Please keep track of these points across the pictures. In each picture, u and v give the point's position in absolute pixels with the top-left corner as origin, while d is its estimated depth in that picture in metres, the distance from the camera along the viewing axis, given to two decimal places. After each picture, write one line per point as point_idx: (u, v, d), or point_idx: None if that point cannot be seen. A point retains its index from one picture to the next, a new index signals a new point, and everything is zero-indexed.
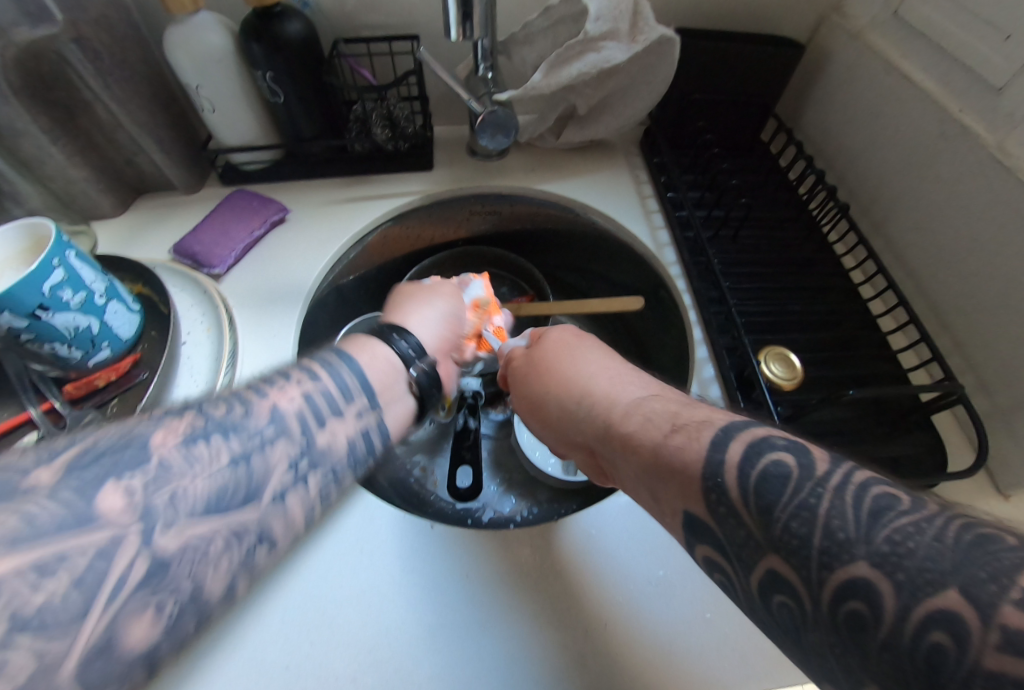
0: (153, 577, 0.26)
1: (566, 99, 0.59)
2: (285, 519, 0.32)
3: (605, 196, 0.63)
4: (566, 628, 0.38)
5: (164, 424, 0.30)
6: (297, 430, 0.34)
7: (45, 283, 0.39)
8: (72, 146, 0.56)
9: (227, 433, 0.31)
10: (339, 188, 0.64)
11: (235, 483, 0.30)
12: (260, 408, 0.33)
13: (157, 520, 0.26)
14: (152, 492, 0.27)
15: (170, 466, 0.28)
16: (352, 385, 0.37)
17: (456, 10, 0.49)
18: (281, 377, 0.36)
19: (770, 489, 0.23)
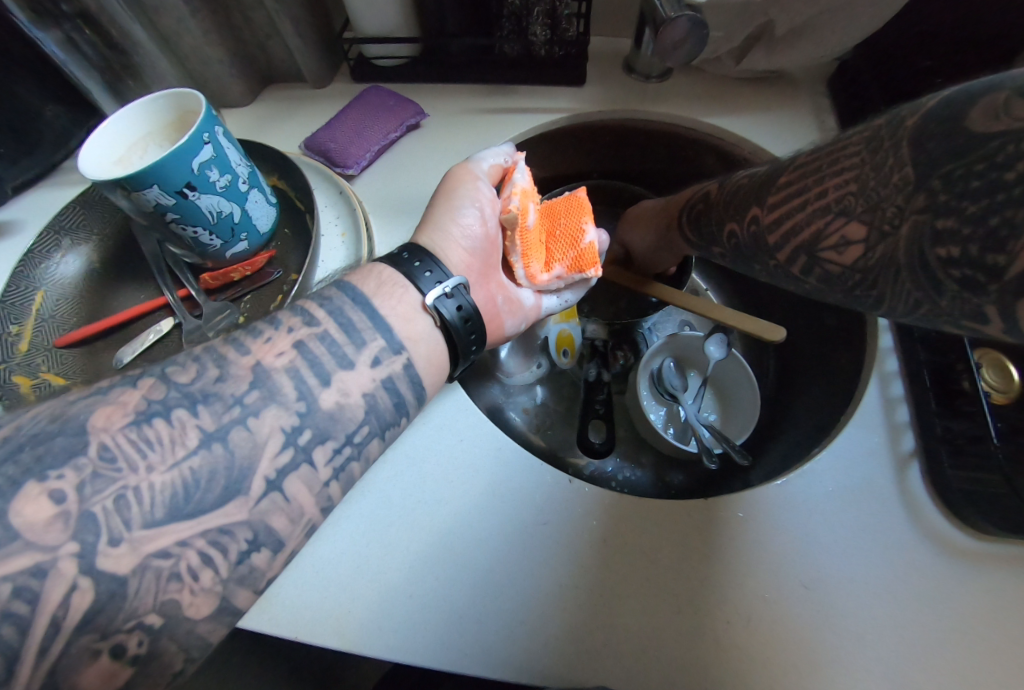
0: (103, 608, 0.24)
1: (766, 13, 0.49)
2: (288, 506, 0.30)
3: (784, 138, 0.54)
4: (702, 615, 0.35)
5: (110, 399, 0.28)
6: (288, 395, 0.31)
7: (195, 157, 0.36)
8: (209, 21, 0.52)
9: (190, 405, 0.29)
10: (477, 95, 0.57)
11: (212, 468, 0.28)
12: (239, 369, 0.31)
13: (102, 533, 0.25)
14: (95, 490, 0.25)
15: (116, 457, 0.26)
16: (359, 325, 0.35)
17: None
18: (269, 326, 0.33)
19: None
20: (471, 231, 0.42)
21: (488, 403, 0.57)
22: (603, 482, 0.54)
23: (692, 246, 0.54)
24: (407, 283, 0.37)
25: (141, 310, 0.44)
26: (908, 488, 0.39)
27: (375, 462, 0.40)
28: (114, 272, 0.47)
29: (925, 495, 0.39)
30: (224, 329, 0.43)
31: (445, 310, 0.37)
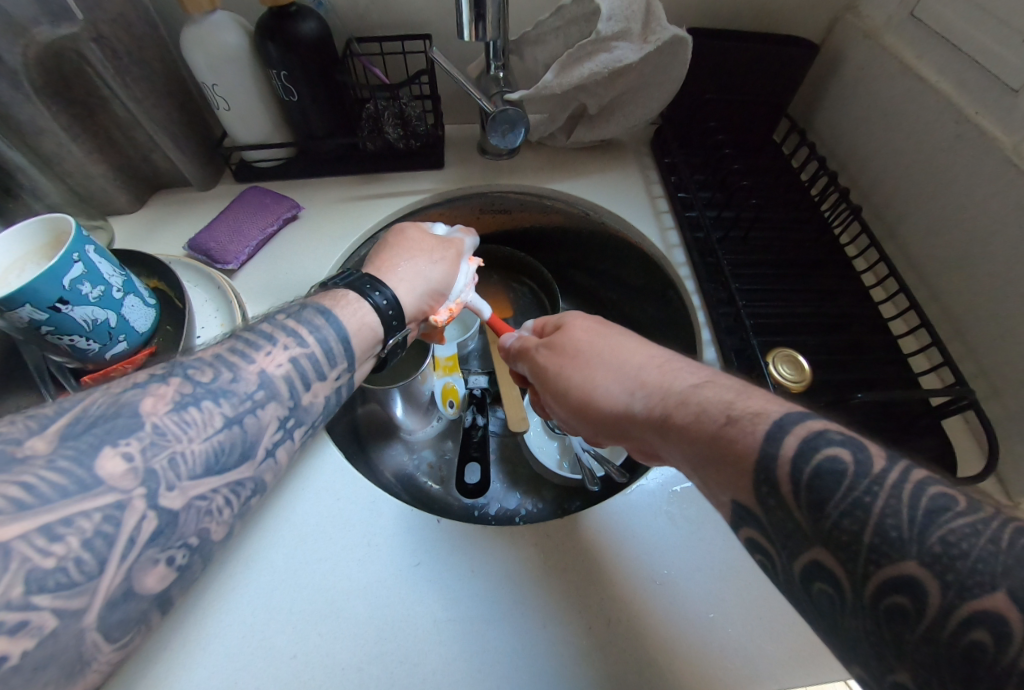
0: (163, 533, 0.29)
1: (577, 99, 0.59)
2: (275, 469, 0.36)
3: (615, 196, 0.63)
4: (568, 629, 0.38)
5: (151, 390, 0.31)
6: (285, 392, 0.36)
7: (65, 276, 0.40)
8: (91, 143, 0.57)
9: (215, 396, 0.33)
10: (348, 186, 0.65)
11: (231, 440, 0.33)
12: (247, 371, 0.35)
13: (160, 483, 0.29)
14: (151, 456, 0.29)
15: (165, 430, 0.30)
16: (335, 347, 0.39)
17: (469, 10, 0.49)
18: (266, 340, 0.37)
19: (824, 485, 0.24)
20: (433, 270, 0.48)
21: (392, 468, 0.61)
22: (506, 520, 0.58)
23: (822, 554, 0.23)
24: (362, 298, 0.42)
25: None
26: None
27: (258, 533, 0.42)
28: None
29: None
30: None
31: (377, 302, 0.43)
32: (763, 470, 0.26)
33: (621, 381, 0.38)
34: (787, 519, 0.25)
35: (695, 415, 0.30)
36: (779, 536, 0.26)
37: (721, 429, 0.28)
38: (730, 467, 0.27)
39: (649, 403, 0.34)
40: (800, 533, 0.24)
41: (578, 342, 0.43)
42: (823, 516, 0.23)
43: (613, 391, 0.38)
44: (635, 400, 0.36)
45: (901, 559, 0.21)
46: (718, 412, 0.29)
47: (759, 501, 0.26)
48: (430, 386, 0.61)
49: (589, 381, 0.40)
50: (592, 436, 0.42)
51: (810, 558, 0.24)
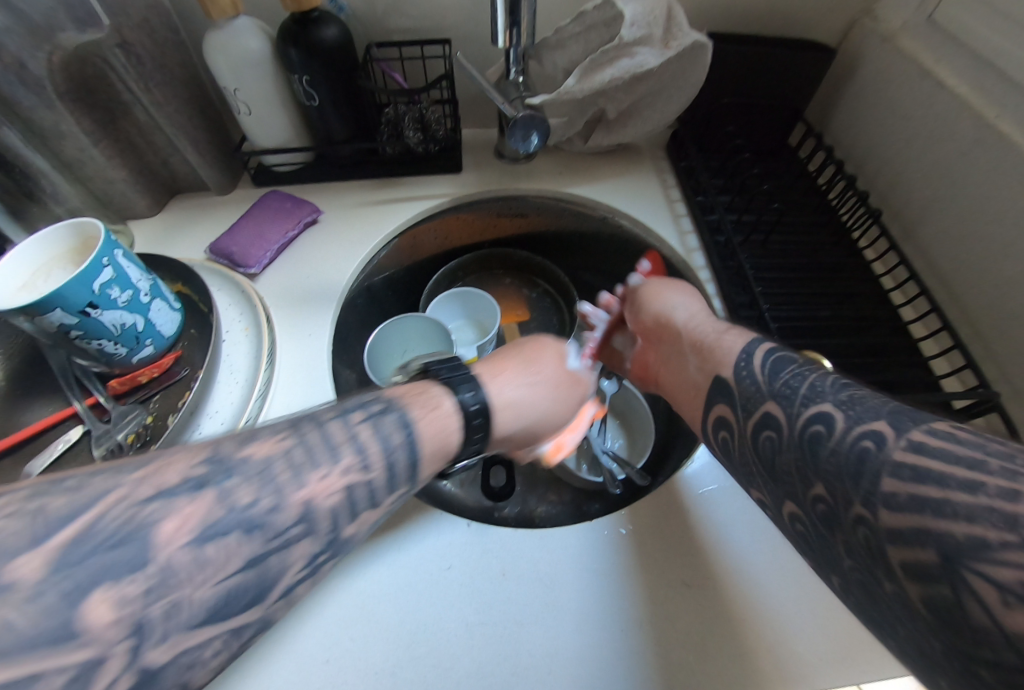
0: None
1: (596, 103, 0.59)
2: (289, 616, 0.28)
3: (633, 200, 0.64)
4: (601, 631, 0.38)
5: (176, 504, 0.24)
6: (327, 525, 0.29)
7: (96, 281, 0.40)
8: (111, 147, 0.57)
9: (248, 526, 0.26)
10: (367, 189, 0.65)
11: (248, 584, 0.25)
12: (294, 497, 0.28)
13: (150, 635, 0.22)
14: (151, 600, 0.22)
15: (176, 569, 0.23)
16: (400, 468, 0.32)
17: (505, 14, 0.49)
18: (326, 443, 0.30)
19: (779, 367, 0.38)
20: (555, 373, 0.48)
21: None
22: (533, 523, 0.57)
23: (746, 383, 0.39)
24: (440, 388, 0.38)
25: (48, 422, 0.45)
26: None
27: None
28: (20, 386, 0.49)
29: None
30: (132, 431, 0.45)
31: (464, 398, 0.38)
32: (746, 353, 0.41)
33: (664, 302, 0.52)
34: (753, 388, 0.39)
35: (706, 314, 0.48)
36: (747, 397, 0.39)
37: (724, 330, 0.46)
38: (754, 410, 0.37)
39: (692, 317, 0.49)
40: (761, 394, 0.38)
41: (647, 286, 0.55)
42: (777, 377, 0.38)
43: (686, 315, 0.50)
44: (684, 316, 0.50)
45: (823, 401, 0.34)
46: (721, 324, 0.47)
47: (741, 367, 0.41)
48: None
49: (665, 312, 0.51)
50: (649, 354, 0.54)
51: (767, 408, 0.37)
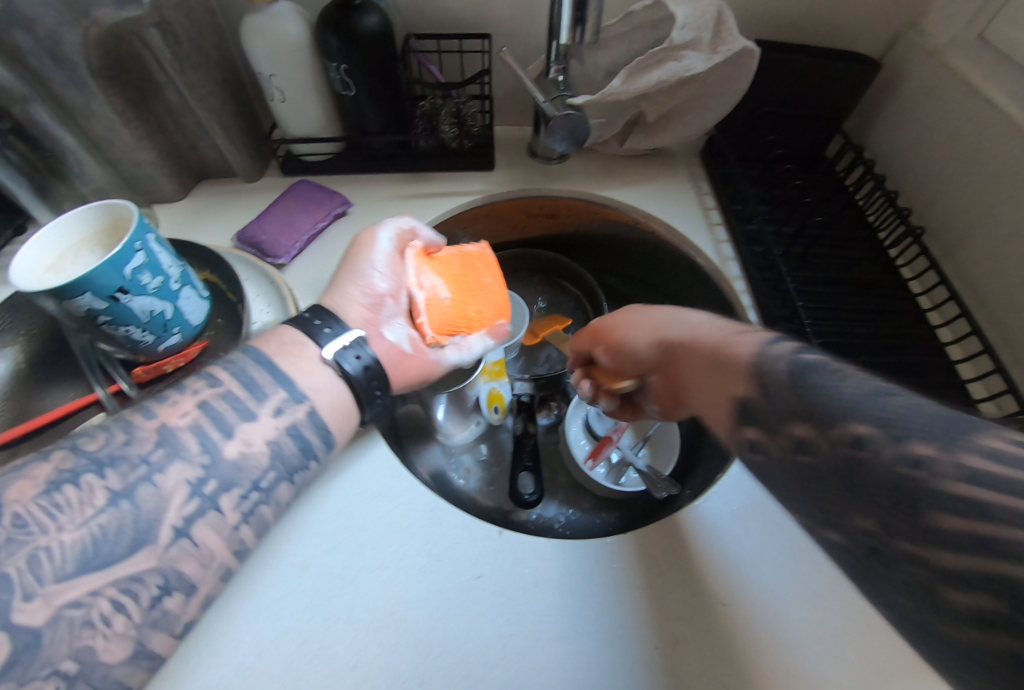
0: (19, 660, 0.25)
1: (637, 106, 0.58)
2: (198, 550, 0.31)
3: (669, 206, 0.62)
4: (636, 647, 0.37)
5: (24, 473, 0.29)
6: (195, 450, 0.32)
7: (127, 265, 0.39)
8: (141, 129, 0.56)
9: (98, 471, 0.30)
10: (398, 183, 0.64)
11: (121, 519, 0.29)
12: (145, 431, 0.32)
13: (15, 590, 0.25)
14: (7, 556, 0.26)
15: (31, 519, 0.27)
16: (261, 381, 0.36)
17: (570, 12, 0.49)
18: (177, 390, 0.35)
19: (819, 378, 0.27)
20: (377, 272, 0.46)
21: (429, 469, 0.60)
22: (548, 529, 0.56)
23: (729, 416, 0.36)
24: (331, 362, 0.39)
25: (69, 407, 0.44)
26: None
27: (312, 535, 0.41)
28: (41, 369, 0.47)
29: None
30: None
31: (347, 366, 0.39)
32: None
33: (671, 314, 0.42)
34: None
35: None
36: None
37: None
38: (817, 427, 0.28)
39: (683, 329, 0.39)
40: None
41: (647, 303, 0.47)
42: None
43: (671, 318, 0.41)
44: (676, 326, 0.40)
45: None
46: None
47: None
48: (476, 392, 0.58)
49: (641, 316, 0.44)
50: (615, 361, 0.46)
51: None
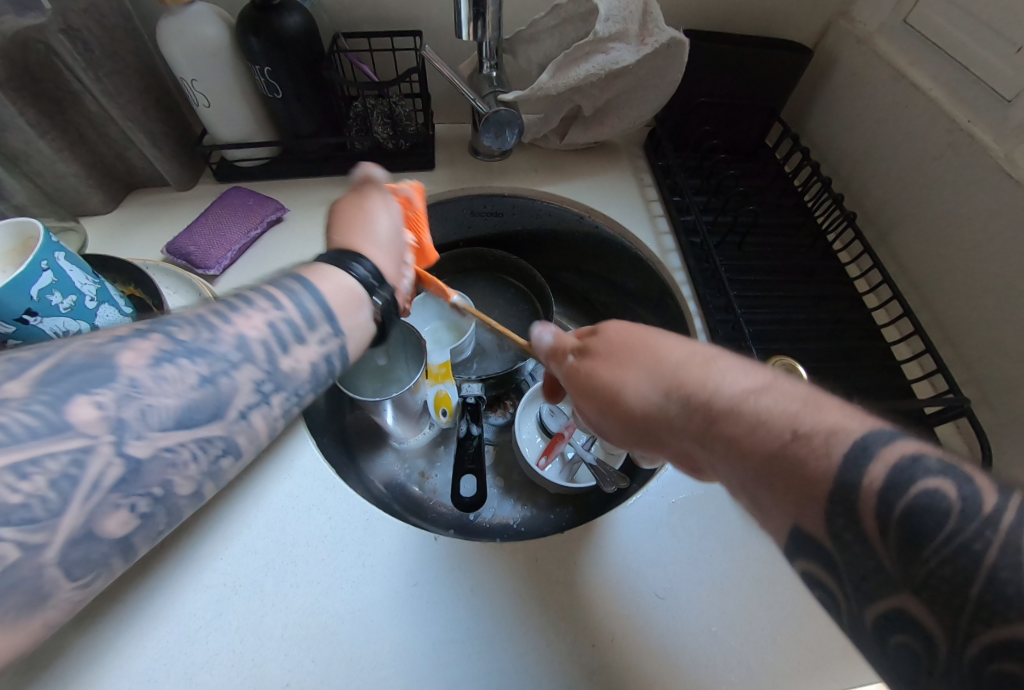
0: (127, 479, 0.25)
1: (571, 100, 0.58)
2: (251, 436, 0.31)
3: (610, 199, 0.62)
4: (575, 642, 0.37)
5: (129, 343, 0.27)
6: (263, 355, 0.31)
7: (33, 286, 0.37)
8: (60, 140, 0.54)
9: (194, 355, 0.28)
10: (336, 186, 0.63)
11: (203, 400, 0.28)
12: (226, 333, 0.30)
13: (127, 430, 0.25)
14: (122, 406, 0.25)
15: (140, 384, 0.26)
16: (315, 311, 0.34)
17: (468, 7, 0.48)
18: (244, 300, 0.32)
19: (921, 524, 0.20)
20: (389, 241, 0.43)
21: (383, 477, 0.59)
22: (500, 531, 0.56)
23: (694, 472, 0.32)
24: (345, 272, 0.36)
25: None
26: None
27: (243, 553, 0.40)
28: None
29: None
30: None
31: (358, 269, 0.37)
32: (839, 491, 0.23)
33: (653, 378, 0.32)
34: (867, 560, 0.22)
35: (751, 426, 0.26)
36: (852, 579, 0.22)
37: (783, 448, 0.25)
38: (788, 490, 0.24)
39: (688, 406, 0.29)
40: (883, 577, 0.21)
41: (602, 341, 0.36)
42: (916, 563, 0.20)
43: (643, 392, 0.32)
44: (673, 402, 0.30)
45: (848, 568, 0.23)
46: (780, 428, 0.25)
47: (831, 536, 0.23)
48: (422, 395, 0.57)
49: (615, 378, 0.34)
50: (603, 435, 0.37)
51: (888, 605, 0.21)
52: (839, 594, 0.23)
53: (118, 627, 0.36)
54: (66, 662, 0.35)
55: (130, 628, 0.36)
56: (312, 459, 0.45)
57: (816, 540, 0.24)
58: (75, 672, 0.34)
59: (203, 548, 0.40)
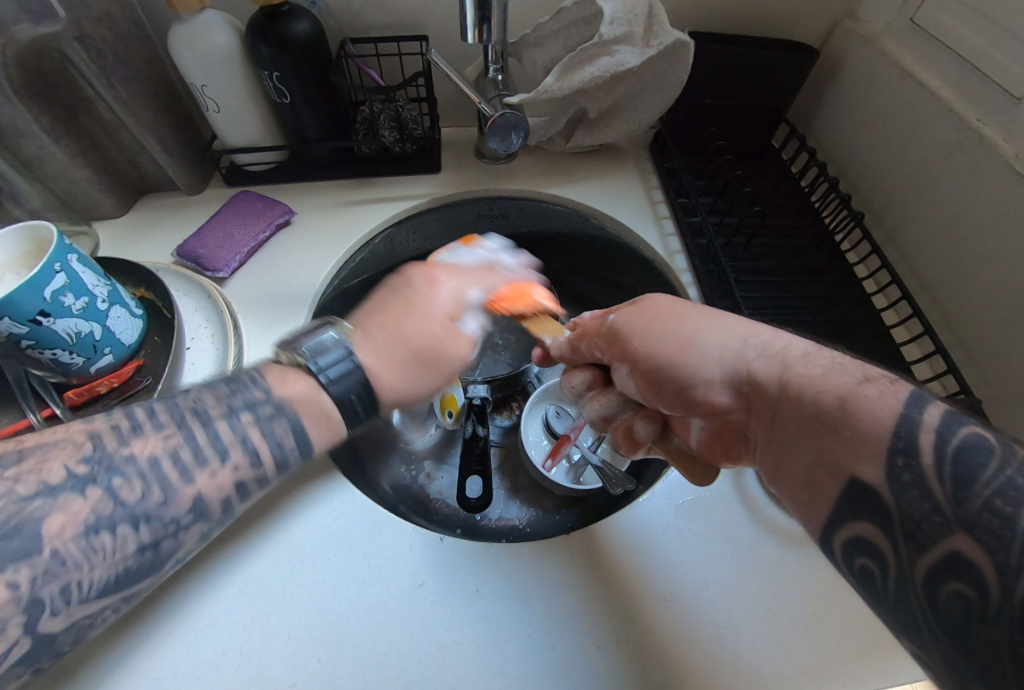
0: (33, 654, 0.24)
1: (577, 103, 0.58)
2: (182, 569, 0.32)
3: (616, 201, 0.62)
4: (580, 645, 0.37)
5: (59, 501, 0.25)
6: (218, 511, 0.31)
7: (47, 288, 0.38)
8: (73, 146, 0.55)
9: (137, 519, 0.27)
10: (343, 189, 0.63)
11: (141, 564, 0.28)
12: (185, 493, 0.29)
13: (43, 610, 0.24)
14: (41, 585, 0.24)
15: (65, 558, 0.25)
16: (289, 458, 0.34)
17: (474, 12, 0.48)
18: (205, 436, 0.31)
19: (972, 459, 0.22)
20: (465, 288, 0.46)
21: (388, 478, 0.59)
22: (508, 533, 0.56)
23: (754, 434, 0.34)
24: (322, 380, 0.35)
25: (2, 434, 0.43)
26: (744, 490, 0.44)
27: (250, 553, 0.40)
28: None
29: (762, 495, 0.44)
30: None
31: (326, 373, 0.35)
32: (901, 436, 0.24)
33: (729, 331, 0.35)
34: (923, 501, 0.23)
35: (824, 369, 0.30)
36: (906, 525, 0.24)
37: (853, 391, 0.27)
38: (849, 439, 0.26)
39: (767, 354, 0.33)
40: (939, 519, 0.22)
41: (662, 307, 0.39)
42: (970, 496, 0.22)
43: (718, 339, 0.35)
44: (749, 349, 0.34)
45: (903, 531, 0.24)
46: (852, 373, 0.29)
47: (889, 479, 0.24)
48: None
49: (689, 328, 0.36)
50: (644, 393, 0.39)
51: (940, 550, 0.22)
52: (892, 553, 0.25)
53: (124, 626, 0.36)
54: (73, 659, 0.35)
55: (136, 626, 0.36)
56: (319, 462, 0.46)
57: (876, 493, 0.25)
58: (81, 666, 0.35)
59: (209, 547, 0.40)
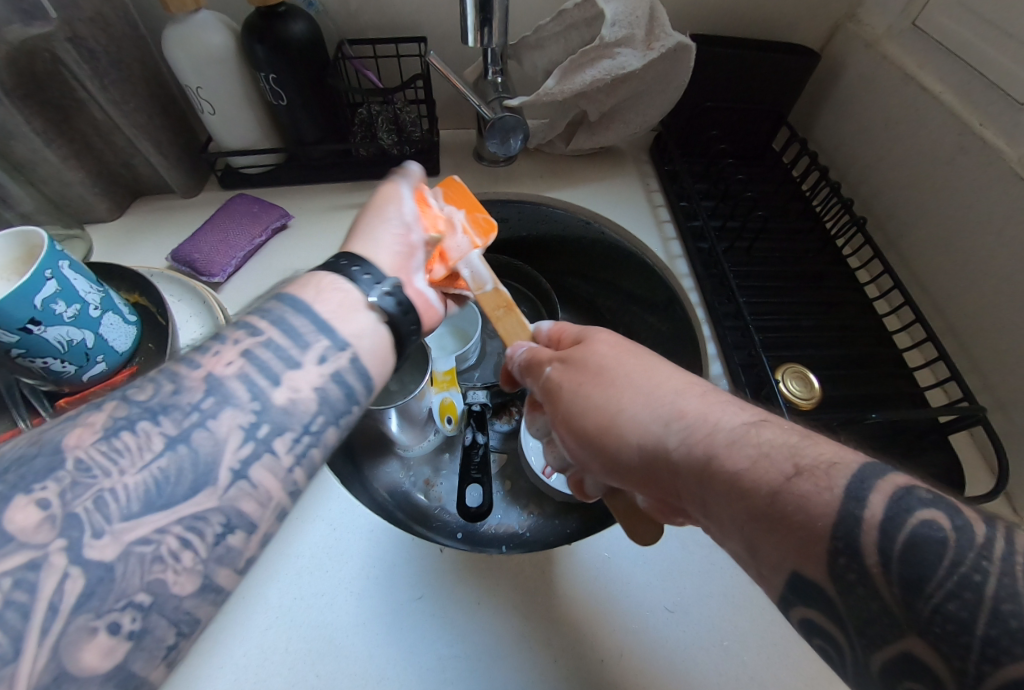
0: (95, 595, 0.22)
1: (577, 106, 0.58)
2: (258, 495, 0.27)
3: (616, 204, 0.62)
4: (579, 658, 0.37)
5: (77, 420, 0.25)
6: (245, 394, 0.28)
7: (37, 295, 0.37)
8: (66, 148, 0.54)
9: (155, 412, 0.26)
10: (342, 192, 0.63)
11: (178, 465, 0.25)
12: (193, 379, 0.28)
13: (83, 530, 0.22)
14: (72, 500, 0.23)
15: (91, 466, 0.24)
16: (302, 328, 0.31)
17: (475, 14, 0.48)
18: (216, 341, 0.30)
19: (921, 558, 0.19)
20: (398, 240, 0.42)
21: (386, 484, 0.59)
22: (508, 540, 0.55)
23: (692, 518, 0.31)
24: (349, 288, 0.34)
25: None
26: None
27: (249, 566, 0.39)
28: None
29: None
30: None
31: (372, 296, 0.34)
32: (841, 536, 0.21)
33: (653, 408, 0.32)
34: (870, 600, 0.21)
35: (749, 462, 0.25)
36: (856, 620, 0.21)
37: (783, 487, 0.23)
38: (786, 533, 0.23)
39: (688, 440, 0.29)
40: (889, 620, 0.20)
41: (595, 358, 0.37)
42: (919, 601, 0.19)
43: (641, 419, 0.32)
44: (670, 434, 0.30)
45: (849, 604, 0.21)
46: (781, 461, 0.24)
47: (832, 576, 0.22)
48: (428, 402, 0.56)
49: (614, 400, 0.33)
50: (577, 455, 0.37)
51: (896, 650, 0.20)
52: (844, 640, 0.22)
53: None
54: None
55: None
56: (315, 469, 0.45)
57: (819, 587, 0.22)
58: None
59: None
